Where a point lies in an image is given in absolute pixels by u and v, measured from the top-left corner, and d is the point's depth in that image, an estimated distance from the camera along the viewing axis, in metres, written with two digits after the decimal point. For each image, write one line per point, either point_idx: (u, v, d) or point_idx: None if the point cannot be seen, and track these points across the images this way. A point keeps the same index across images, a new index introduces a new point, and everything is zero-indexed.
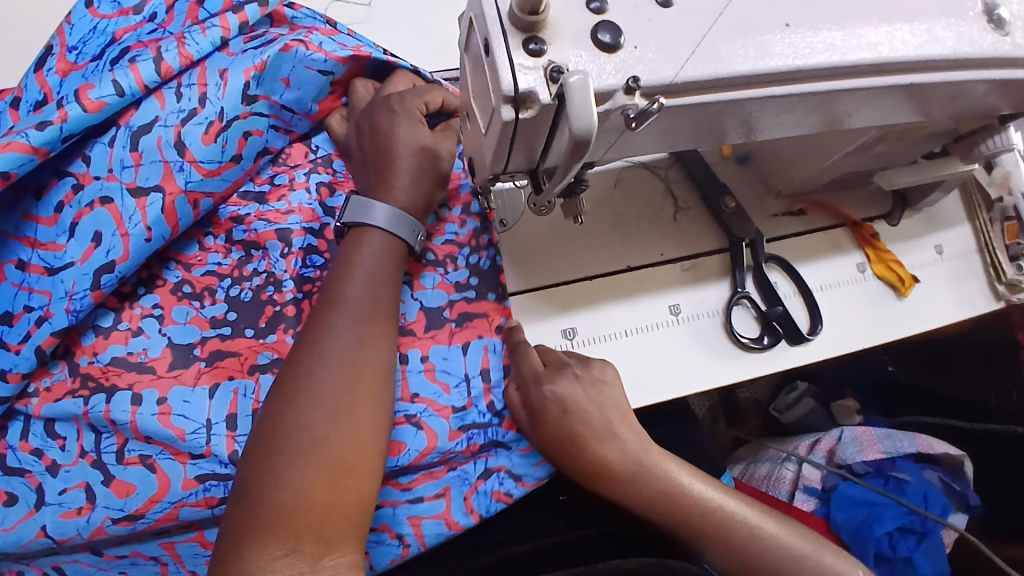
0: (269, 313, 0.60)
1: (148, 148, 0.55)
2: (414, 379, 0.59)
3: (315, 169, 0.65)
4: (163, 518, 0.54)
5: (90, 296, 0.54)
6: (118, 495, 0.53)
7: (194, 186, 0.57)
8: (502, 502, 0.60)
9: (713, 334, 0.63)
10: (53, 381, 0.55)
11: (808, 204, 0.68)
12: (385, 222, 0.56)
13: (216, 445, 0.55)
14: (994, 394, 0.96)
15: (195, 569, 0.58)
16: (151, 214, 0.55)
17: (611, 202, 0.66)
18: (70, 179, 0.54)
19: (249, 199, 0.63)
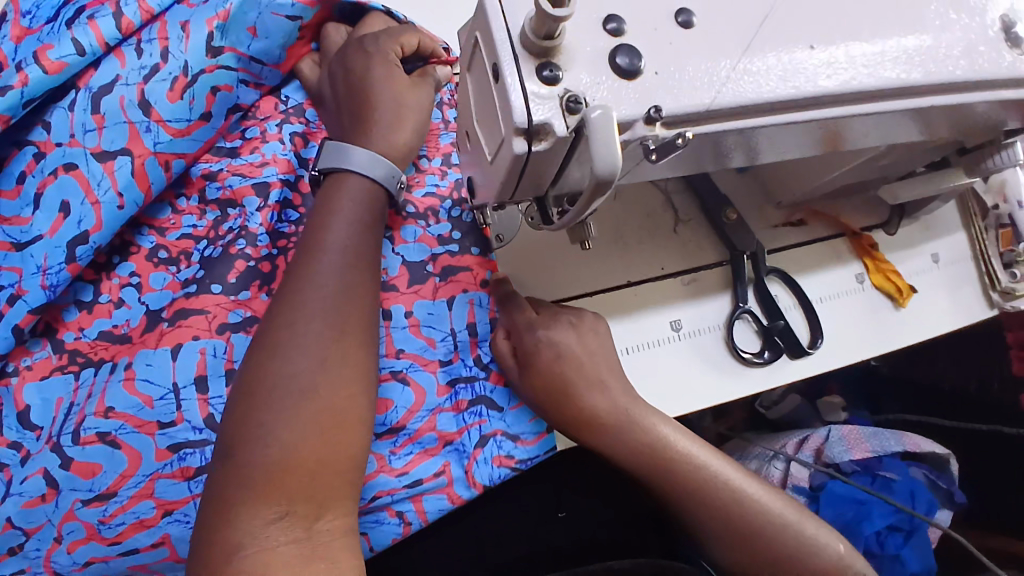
0: (241, 267, 0.52)
1: (111, 108, 0.49)
2: (398, 335, 0.55)
3: (288, 119, 0.59)
4: (138, 496, 0.47)
5: (66, 270, 0.47)
6: (83, 477, 0.47)
7: (163, 147, 0.50)
8: (507, 468, 0.55)
9: (716, 350, 0.62)
10: (35, 359, 0.49)
11: (808, 214, 0.67)
12: (360, 166, 0.52)
13: (188, 410, 0.48)
14: (976, 381, 0.98)
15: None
16: (119, 178, 0.49)
17: (609, 215, 0.63)
18: (31, 148, 0.48)
19: (220, 155, 0.56)
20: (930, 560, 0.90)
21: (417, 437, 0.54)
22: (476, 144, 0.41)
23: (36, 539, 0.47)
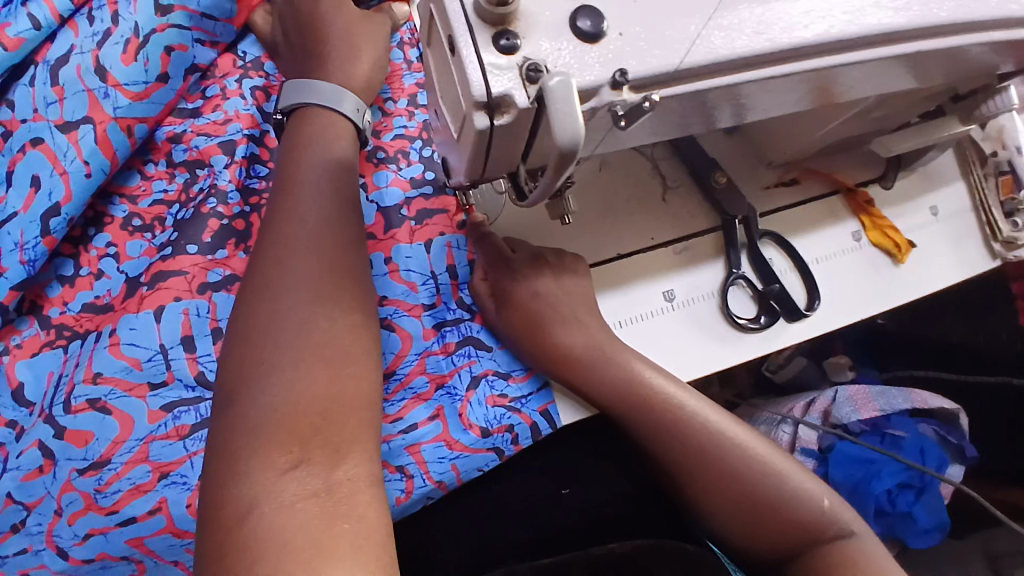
0: (215, 227, 0.56)
1: (69, 79, 0.53)
2: (380, 283, 0.56)
3: (247, 74, 0.61)
4: (133, 461, 0.51)
5: (42, 243, 0.51)
6: (77, 445, 0.51)
7: (123, 112, 0.54)
8: (500, 407, 0.55)
9: (712, 319, 0.61)
10: (23, 337, 0.54)
11: (801, 172, 0.65)
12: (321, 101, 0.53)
13: (178, 369, 0.53)
14: (984, 334, 0.96)
15: (178, 560, 0.52)
16: (84, 147, 0.52)
17: (596, 189, 0.62)
18: (0, 128, 0.52)
19: (183, 117, 0.59)
20: (942, 515, 0.91)
21: (407, 381, 0.55)
22: (442, 122, 0.40)
23: (37, 513, 0.51)
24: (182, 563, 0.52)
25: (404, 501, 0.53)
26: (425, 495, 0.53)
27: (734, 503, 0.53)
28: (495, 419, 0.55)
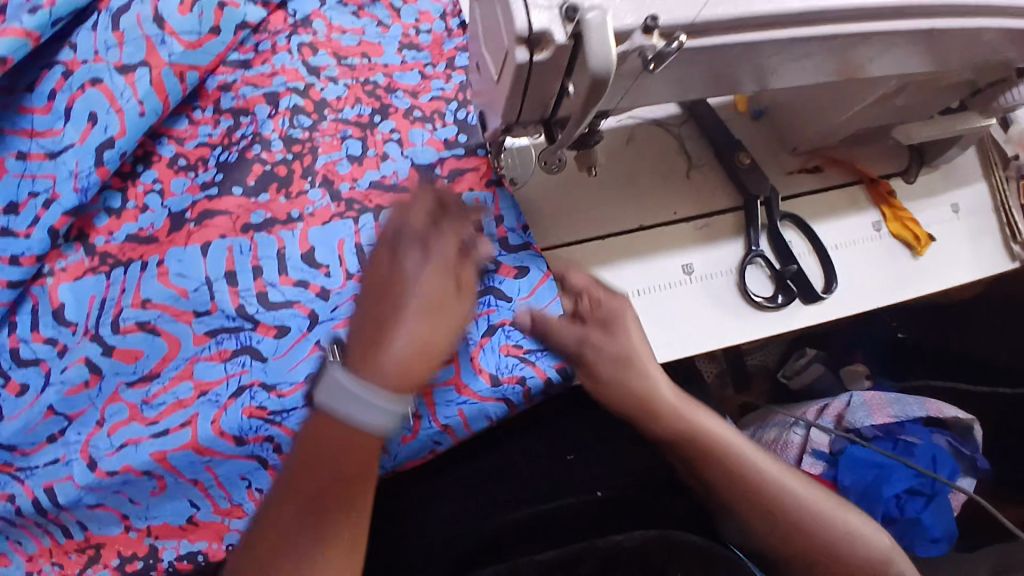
0: (259, 172, 0.60)
1: (128, 26, 0.56)
2: None
3: (296, 31, 0.64)
4: (178, 377, 0.57)
5: (95, 173, 0.56)
6: (126, 361, 0.57)
7: (178, 59, 0.58)
8: (513, 356, 0.57)
9: (727, 294, 0.63)
10: (68, 263, 0.58)
11: (824, 160, 0.67)
12: (357, 401, 0.43)
13: (221, 300, 0.57)
14: (1005, 351, 0.97)
15: (196, 478, 0.57)
16: (140, 88, 0.57)
17: (620, 161, 0.64)
18: (60, 67, 0.56)
19: (233, 67, 0.63)
20: (950, 523, 0.90)
21: None
22: (482, 67, 0.44)
23: (77, 424, 0.57)
24: (201, 482, 0.57)
25: (410, 439, 0.56)
26: (431, 437, 0.57)
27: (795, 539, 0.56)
28: (506, 368, 0.57)
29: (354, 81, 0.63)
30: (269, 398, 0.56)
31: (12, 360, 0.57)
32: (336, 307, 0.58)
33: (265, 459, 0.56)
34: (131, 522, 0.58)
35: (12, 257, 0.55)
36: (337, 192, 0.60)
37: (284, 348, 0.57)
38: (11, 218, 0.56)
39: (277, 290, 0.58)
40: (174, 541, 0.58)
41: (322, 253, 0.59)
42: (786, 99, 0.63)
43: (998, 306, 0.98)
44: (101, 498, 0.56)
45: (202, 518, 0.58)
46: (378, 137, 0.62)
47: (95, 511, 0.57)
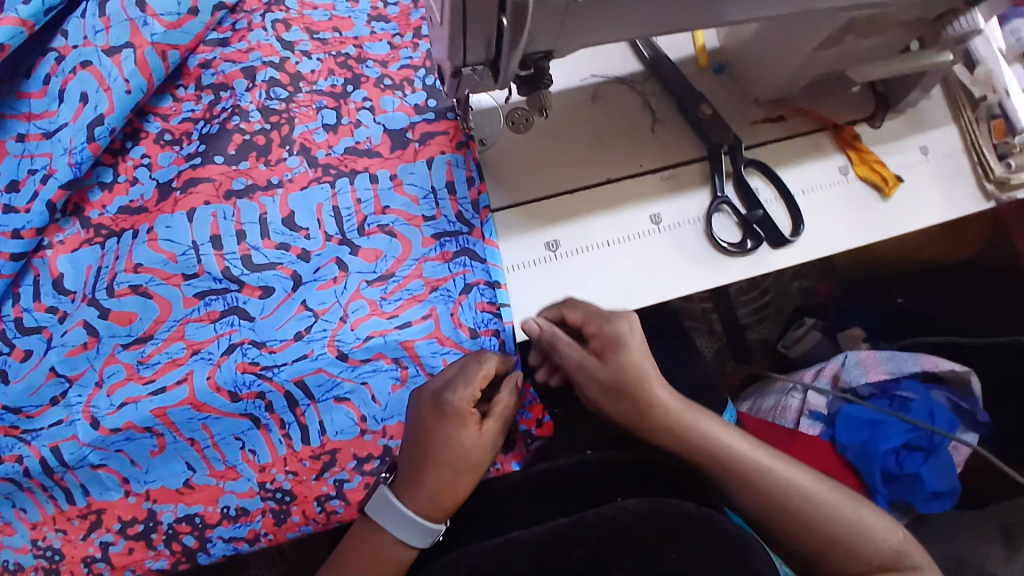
0: (238, 142, 0.64)
1: (114, 10, 0.60)
2: (385, 195, 0.64)
3: (270, 9, 0.68)
4: (171, 338, 0.61)
5: (88, 149, 0.60)
6: (122, 323, 0.61)
7: (159, 38, 0.62)
8: (488, 313, 0.61)
9: (695, 241, 0.64)
10: (66, 235, 0.62)
11: (788, 110, 0.69)
12: (402, 526, 0.55)
13: (208, 264, 0.61)
14: (1006, 321, 0.94)
15: (193, 437, 0.61)
16: (126, 68, 0.61)
17: (583, 117, 0.67)
18: (54, 53, 0.60)
19: (213, 45, 0.67)
20: (953, 479, 0.85)
21: (405, 283, 0.62)
22: (431, 18, 0.47)
23: (78, 385, 0.60)
24: (197, 441, 0.61)
25: (399, 388, 0.61)
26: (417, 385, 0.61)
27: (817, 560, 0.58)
28: (483, 323, 0.61)
29: (326, 55, 0.67)
30: (260, 353, 0.60)
31: (17, 329, 0.61)
32: (318, 269, 0.62)
33: (257, 417, 0.61)
34: (131, 485, 0.61)
35: (14, 232, 0.59)
36: (315, 158, 0.64)
37: (270, 308, 0.61)
38: (13, 195, 0.60)
39: (261, 253, 0.62)
40: (172, 505, 0.61)
41: (302, 216, 0.63)
42: (745, 48, 0.66)
43: (990, 273, 0.96)
44: (104, 457, 0.60)
45: (199, 480, 0.61)
46: (351, 106, 0.66)
47: (97, 472, 0.61)
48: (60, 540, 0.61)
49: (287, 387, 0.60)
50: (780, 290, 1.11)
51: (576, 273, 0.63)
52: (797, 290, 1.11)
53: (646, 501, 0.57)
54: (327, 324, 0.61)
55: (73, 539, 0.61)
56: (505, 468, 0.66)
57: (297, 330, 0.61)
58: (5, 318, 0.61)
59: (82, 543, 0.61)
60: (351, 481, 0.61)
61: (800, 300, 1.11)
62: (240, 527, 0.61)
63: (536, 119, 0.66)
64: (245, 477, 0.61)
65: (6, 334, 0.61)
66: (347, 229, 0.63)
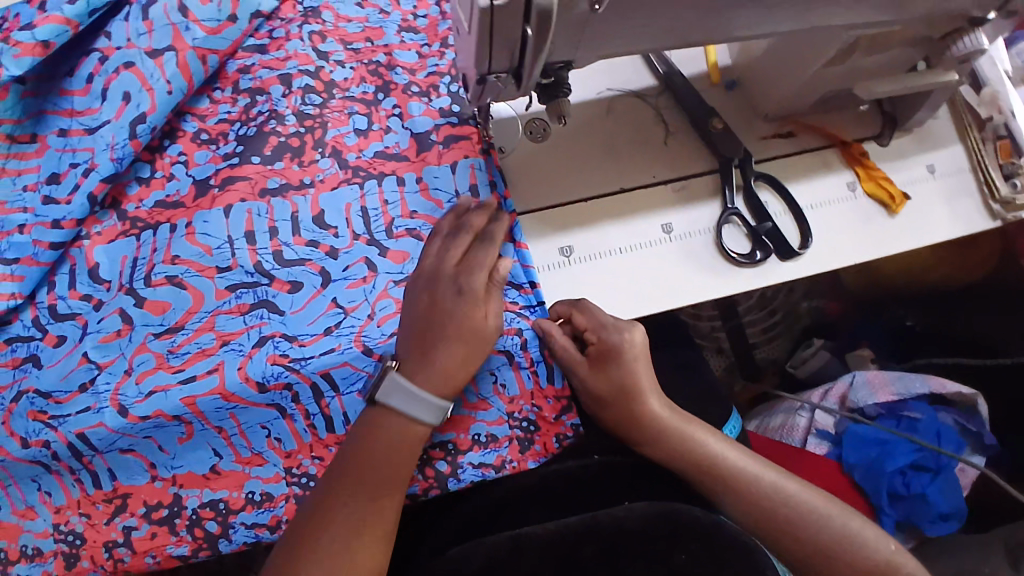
0: (274, 142, 0.67)
1: (157, 15, 0.63)
2: (411, 198, 0.66)
3: (307, 20, 0.71)
4: (202, 328, 0.62)
5: (130, 145, 0.63)
6: (155, 313, 0.63)
7: (200, 42, 0.64)
8: (512, 312, 0.64)
9: (705, 251, 0.66)
10: (104, 227, 0.65)
11: (797, 126, 0.71)
12: (415, 407, 0.57)
13: (241, 257, 0.63)
14: (1015, 343, 0.93)
15: (221, 425, 0.61)
16: (168, 70, 0.64)
17: (600, 128, 0.69)
18: (98, 54, 0.63)
19: (250, 51, 0.70)
20: (960, 500, 0.84)
21: None
22: (459, 27, 0.49)
23: (107, 373, 0.62)
24: (225, 429, 0.62)
25: None
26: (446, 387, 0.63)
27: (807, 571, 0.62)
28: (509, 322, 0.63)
29: (358, 64, 0.70)
30: (291, 347, 0.61)
31: (51, 315, 0.63)
32: (347, 267, 0.64)
33: (284, 407, 0.61)
34: (157, 471, 0.62)
35: (54, 222, 0.62)
36: (345, 160, 0.66)
37: (300, 302, 0.63)
38: (53, 187, 0.63)
39: (292, 249, 0.64)
40: (198, 490, 0.62)
41: (331, 215, 0.65)
42: (757, 65, 0.68)
43: (997, 294, 0.96)
44: (132, 442, 0.61)
45: (225, 466, 0.62)
46: (382, 113, 0.68)
47: (125, 456, 0.62)
48: (82, 525, 0.63)
49: (313, 379, 0.61)
50: (788, 309, 1.13)
51: (589, 279, 0.65)
52: (807, 309, 1.13)
53: (652, 504, 0.58)
54: (356, 321, 0.62)
55: (96, 523, 0.63)
56: (523, 467, 0.63)
57: (326, 326, 0.62)
58: (39, 306, 0.63)
59: (105, 528, 0.63)
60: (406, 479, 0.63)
61: (809, 320, 1.12)
62: (264, 513, 0.62)
63: (553, 128, 0.69)
64: (271, 463, 0.62)
65: (40, 321, 0.63)
66: (374, 228, 0.65)
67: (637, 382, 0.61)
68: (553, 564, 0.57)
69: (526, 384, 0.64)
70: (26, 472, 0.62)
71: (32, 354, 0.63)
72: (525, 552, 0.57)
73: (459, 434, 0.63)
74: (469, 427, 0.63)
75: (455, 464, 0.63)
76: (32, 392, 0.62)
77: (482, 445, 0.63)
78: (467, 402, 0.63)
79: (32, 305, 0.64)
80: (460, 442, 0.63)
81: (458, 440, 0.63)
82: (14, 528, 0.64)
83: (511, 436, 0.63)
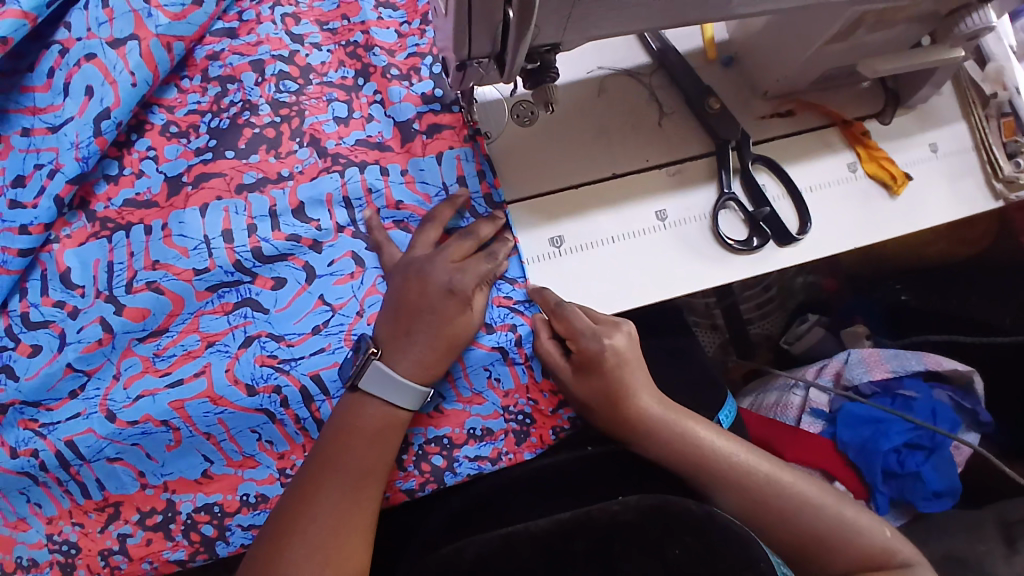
0: (248, 135, 0.64)
1: (118, 2, 0.59)
2: (397, 189, 0.63)
3: (279, 2, 0.67)
4: (186, 330, 0.61)
5: (95, 143, 0.60)
6: (134, 320, 0.60)
7: (164, 30, 0.60)
8: (505, 307, 0.62)
9: (701, 237, 0.64)
10: (73, 230, 0.62)
11: (796, 105, 0.68)
12: (396, 393, 0.57)
13: (218, 257, 0.61)
14: (1011, 318, 0.91)
15: (209, 431, 0.60)
16: (131, 61, 0.60)
17: (592, 111, 0.66)
18: (57, 46, 0.59)
19: (220, 36, 0.66)
20: (954, 479, 0.83)
21: None
22: (437, 9, 0.46)
23: (95, 379, 0.60)
24: (213, 435, 0.60)
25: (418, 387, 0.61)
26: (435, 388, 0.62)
27: (802, 561, 0.61)
28: (500, 319, 0.62)
29: (336, 46, 0.67)
30: (279, 347, 0.60)
31: (23, 324, 0.61)
32: (333, 262, 0.61)
33: (273, 412, 0.60)
34: (148, 478, 0.61)
35: (21, 227, 0.59)
36: (324, 149, 0.63)
37: (284, 300, 0.61)
38: (19, 191, 0.60)
39: (272, 244, 0.61)
40: (191, 495, 0.61)
41: (312, 208, 0.62)
42: (755, 42, 0.65)
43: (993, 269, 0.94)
44: (120, 450, 0.60)
45: (217, 470, 0.61)
46: (362, 100, 0.65)
47: (114, 465, 0.61)
48: (76, 534, 0.62)
49: (303, 381, 0.59)
50: (783, 285, 1.11)
51: (579, 269, 0.63)
52: (802, 285, 1.10)
53: (645, 496, 0.57)
54: (344, 319, 0.61)
55: (90, 532, 0.62)
56: (518, 459, 0.62)
57: (314, 325, 0.60)
58: (11, 314, 0.61)
59: (99, 536, 0.62)
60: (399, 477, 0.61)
61: (804, 295, 1.10)
62: (260, 514, 0.61)
63: (540, 112, 0.65)
64: (264, 465, 0.61)
65: (13, 330, 0.61)
66: (358, 219, 0.63)
67: (623, 384, 0.61)
68: (545, 558, 0.56)
69: (521, 378, 0.62)
70: (14, 484, 0.61)
71: (4, 365, 0.60)
72: (517, 548, 0.56)
73: (455, 428, 0.62)
74: (465, 422, 0.62)
75: (451, 458, 0.61)
76: (17, 403, 0.60)
77: (478, 438, 0.62)
78: (461, 397, 0.62)
79: (4, 314, 0.61)
80: (455, 436, 0.62)
81: (453, 435, 0.62)
82: (6, 540, 0.62)
83: (506, 428, 0.62)
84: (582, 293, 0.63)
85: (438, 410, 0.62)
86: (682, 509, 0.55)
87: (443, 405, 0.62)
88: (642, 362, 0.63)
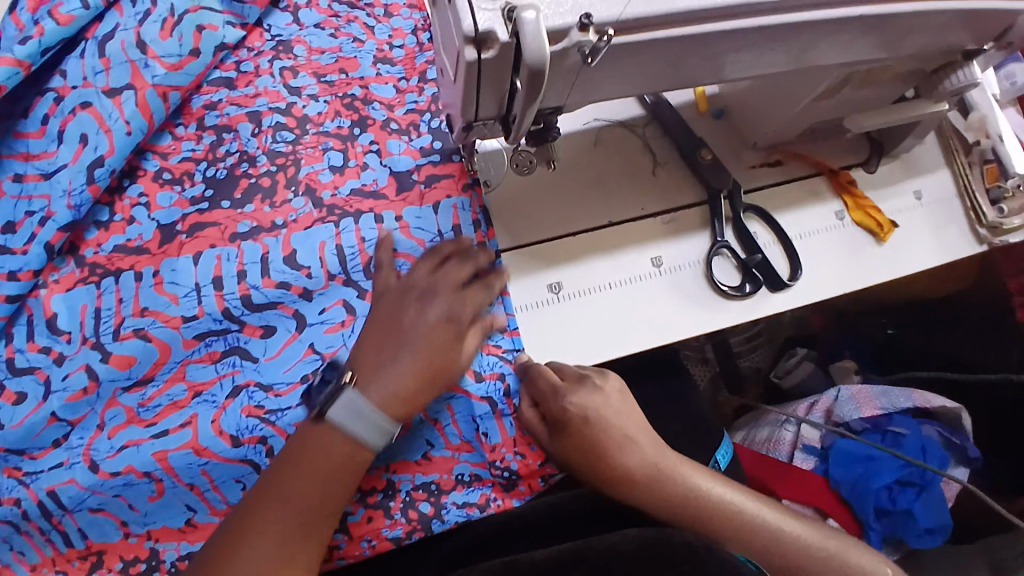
0: (244, 185, 0.65)
1: (113, 52, 0.61)
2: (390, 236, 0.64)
3: (278, 56, 0.69)
4: (172, 379, 0.61)
5: (87, 191, 0.60)
6: (121, 367, 0.60)
7: (160, 80, 0.62)
8: (495, 356, 0.63)
9: (696, 284, 0.65)
10: (61, 275, 0.62)
11: (784, 154, 0.70)
12: (362, 423, 0.55)
13: (208, 304, 0.61)
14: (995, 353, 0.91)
15: (193, 482, 0.59)
16: (126, 109, 0.61)
17: (588, 162, 0.68)
18: (52, 94, 0.61)
19: (216, 86, 0.67)
20: (944, 516, 0.83)
21: None
22: (444, 72, 0.47)
23: (80, 428, 0.60)
24: (197, 486, 0.60)
25: (405, 433, 0.62)
26: (423, 433, 0.62)
27: None
28: (488, 367, 0.62)
29: (333, 98, 0.68)
30: (266, 397, 0.60)
31: (9, 370, 0.60)
32: (324, 310, 0.62)
33: (258, 462, 0.59)
34: (130, 527, 0.60)
35: (9, 274, 0.59)
36: (319, 199, 0.64)
37: (274, 348, 0.61)
38: (9, 237, 0.60)
39: (261, 292, 0.62)
40: (174, 544, 0.61)
41: (304, 255, 0.63)
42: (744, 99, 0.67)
43: None
44: (102, 501, 0.59)
45: (201, 520, 0.60)
46: (358, 149, 0.66)
47: (96, 516, 0.60)
48: None
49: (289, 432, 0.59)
50: (771, 319, 1.10)
51: (578, 315, 0.64)
52: (791, 319, 1.10)
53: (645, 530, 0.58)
54: None
55: None
56: (506, 505, 0.63)
57: (303, 374, 0.60)
58: None
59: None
60: (395, 531, 0.61)
61: (793, 330, 1.10)
62: None
63: None
64: None
65: None
66: (350, 269, 0.63)
67: (610, 436, 0.61)
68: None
69: (508, 432, 0.62)
70: None
71: None
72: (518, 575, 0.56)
73: (442, 474, 0.62)
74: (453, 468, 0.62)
75: (439, 505, 0.61)
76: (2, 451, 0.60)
77: (466, 485, 0.62)
78: (450, 444, 0.62)
79: None
80: (442, 483, 0.62)
81: (441, 481, 0.62)
82: None
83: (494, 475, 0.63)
84: (568, 354, 0.63)
85: (427, 457, 0.62)
86: (679, 541, 0.57)
87: (431, 452, 0.62)
88: (625, 404, 0.63)
